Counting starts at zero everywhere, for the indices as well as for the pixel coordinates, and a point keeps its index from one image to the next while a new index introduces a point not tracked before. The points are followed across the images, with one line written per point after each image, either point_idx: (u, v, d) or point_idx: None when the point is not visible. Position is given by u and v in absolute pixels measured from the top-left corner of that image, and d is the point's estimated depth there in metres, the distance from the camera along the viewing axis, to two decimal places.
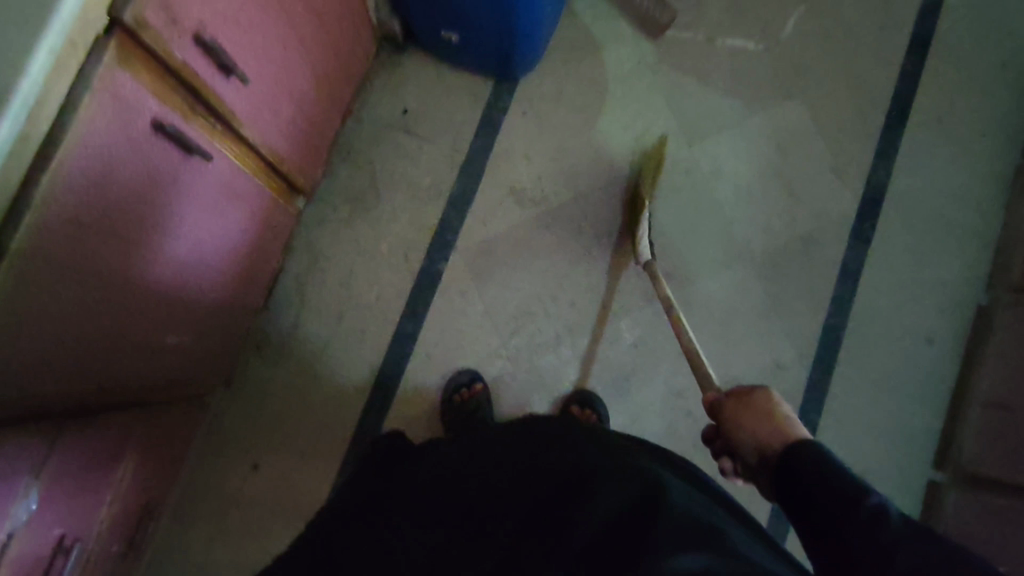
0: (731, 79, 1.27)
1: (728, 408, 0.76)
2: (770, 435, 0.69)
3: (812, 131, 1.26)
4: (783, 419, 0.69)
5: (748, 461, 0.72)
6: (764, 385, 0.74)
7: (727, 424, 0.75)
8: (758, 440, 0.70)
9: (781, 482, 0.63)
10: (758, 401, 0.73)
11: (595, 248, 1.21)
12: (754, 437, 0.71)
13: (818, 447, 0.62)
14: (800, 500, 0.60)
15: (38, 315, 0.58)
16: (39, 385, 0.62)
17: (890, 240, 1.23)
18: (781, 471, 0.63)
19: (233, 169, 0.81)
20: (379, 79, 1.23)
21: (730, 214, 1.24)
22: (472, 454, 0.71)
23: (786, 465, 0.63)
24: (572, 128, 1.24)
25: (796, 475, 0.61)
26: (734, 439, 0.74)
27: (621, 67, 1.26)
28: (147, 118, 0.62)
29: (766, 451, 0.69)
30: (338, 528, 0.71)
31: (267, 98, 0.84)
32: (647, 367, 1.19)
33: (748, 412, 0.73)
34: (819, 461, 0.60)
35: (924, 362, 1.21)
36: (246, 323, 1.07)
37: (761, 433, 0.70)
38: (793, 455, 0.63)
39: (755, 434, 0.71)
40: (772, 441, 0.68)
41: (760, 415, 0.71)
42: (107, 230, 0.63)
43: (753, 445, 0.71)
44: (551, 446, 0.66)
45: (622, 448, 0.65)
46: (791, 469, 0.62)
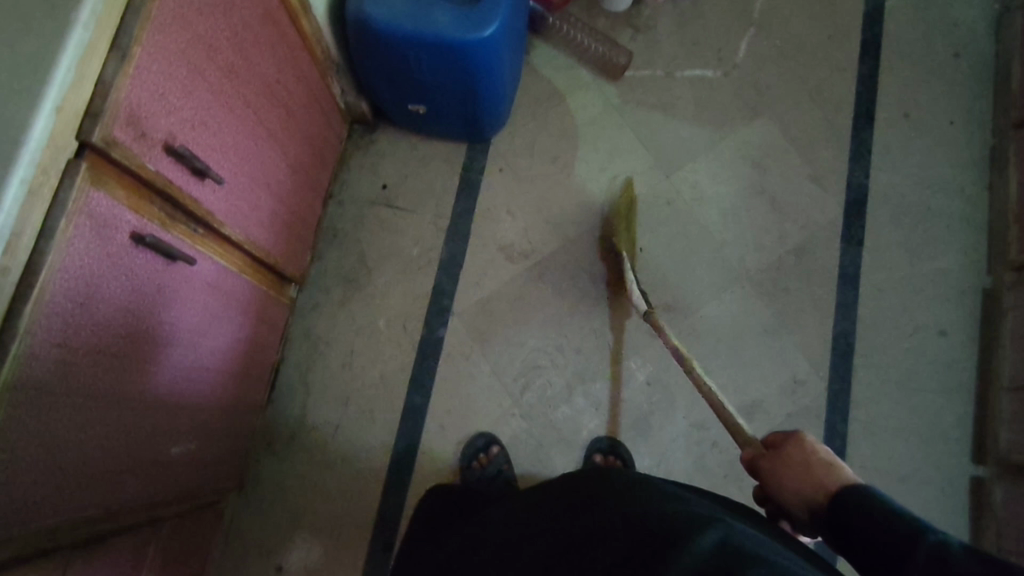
0: (695, 107, 1.29)
1: (765, 466, 0.73)
2: (810, 486, 0.66)
3: (784, 145, 1.27)
4: (820, 462, 0.67)
5: (801, 518, 0.68)
6: (795, 433, 0.71)
7: (769, 482, 0.72)
8: (799, 494, 0.67)
9: (836, 533, 0.60)
10: (793, 452, 0.70)
11: (592, 292, 1.21)
12: (796, 491, 0.68)
13: (864, 488, 0.60)
14: (854, 547, 0.58)
15: (34, 449, 0.56)
16: (42, 517, 0.60)
17: (882, 238, 1.23)
18: (832, 521, 0.60)
19: (218, 268, 0.81)
20: (355, 160, 1.25)
21: (719, 237, 1.24)
22: (513, 530, 0.67)
23: (835, 516, 0.60)
24: (551, 178, 1.25)
25: (846, 523, 0.59)
26: (780, 497, 0.70)
27: (588, 112, 1.29)
28: (125, 232, 0.62)
29: (811, 502, 0.66)
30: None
31: (245, 194, 0.84)
32: (665, 403, 1.17)
33: (782, 465, 0.70)
34: (865, 503, 0.58)
35: (942, 354, 1.18)
36: (253, 420, 1.05)
37: (802, 486, 0.67)
38: (840, 501, 0.60)
39: (796, 488, 0.68)
40: (815, 493, 0.65)
41: (798, 467, 0.68)
42: (97, 348, 0.62)
43: (799, 499, 0.67)
44: (593, 507, 0.62)
45: (670, 496, 0.63)
46: (840, 518, 0.60)
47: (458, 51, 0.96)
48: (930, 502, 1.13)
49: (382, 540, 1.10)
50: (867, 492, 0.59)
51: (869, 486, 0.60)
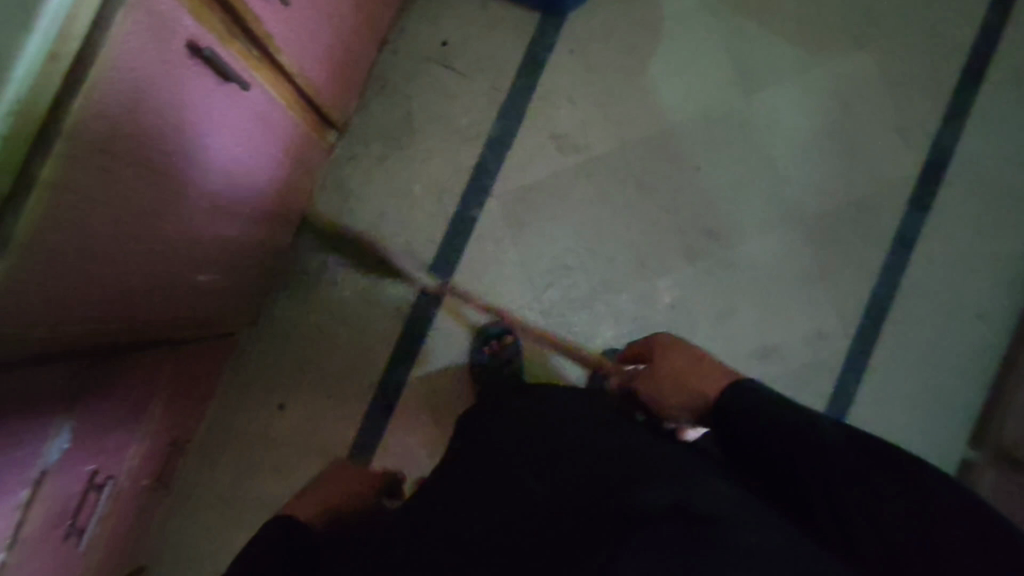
0: (796, 24, 1.17)
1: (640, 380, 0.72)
2: (692, 393, 0.66)
3: (878, 86, 1.17)
4: (689, 363, 0.68)
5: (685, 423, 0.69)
6: (657, 333, 0.73)
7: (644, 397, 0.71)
8: (679, 401, 0.67)
9: (730, 438, 0.61)
10: (660, 357, 0.70)
11: (638, 204, 1.16)
12: (677, 400, 0.67)
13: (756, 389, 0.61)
14: (759, 453, 0.58)
15: (66, 250, 0.53)
16: (66, 320, 0.58)
17: (950, 208, 1.16)
18: (724, 426, 0.61)
19: (267, 98, 0.75)
20: (418, 6, 1.14)
21: (783, 170, 1.17)
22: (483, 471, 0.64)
23: (722, 422, 0.61)
24: (622, 70, 1.16)
25: (739, 430, 0.59)
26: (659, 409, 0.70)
27: (679, 6, 1.17)
28: (183, 40, 0.56)
29: (695, 407, 0.66)
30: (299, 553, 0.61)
31: (305, 21, 0.76)
32: (684, 328, 1.15)
33: (652, 375, 0.70)
34: (754, 407, 0.59)
35: (971, 337, 1.16)
36: (275, 261, 1.03)
37: (679, 393, 0.67)
38: (724, 409, 0.61)
39: (674, 396, 0.68)
40: (695, 398, 0.66)
41: (671, 375, 0.68)
42: (137, 157, 0.57)
43: (681, 407, 0.67)
44: (570, 468, 0.60)
45: (671, 452, 0.59)
46: (730, 424, 0.60)
47: None
48: None
49: (383, 400, 1.12)
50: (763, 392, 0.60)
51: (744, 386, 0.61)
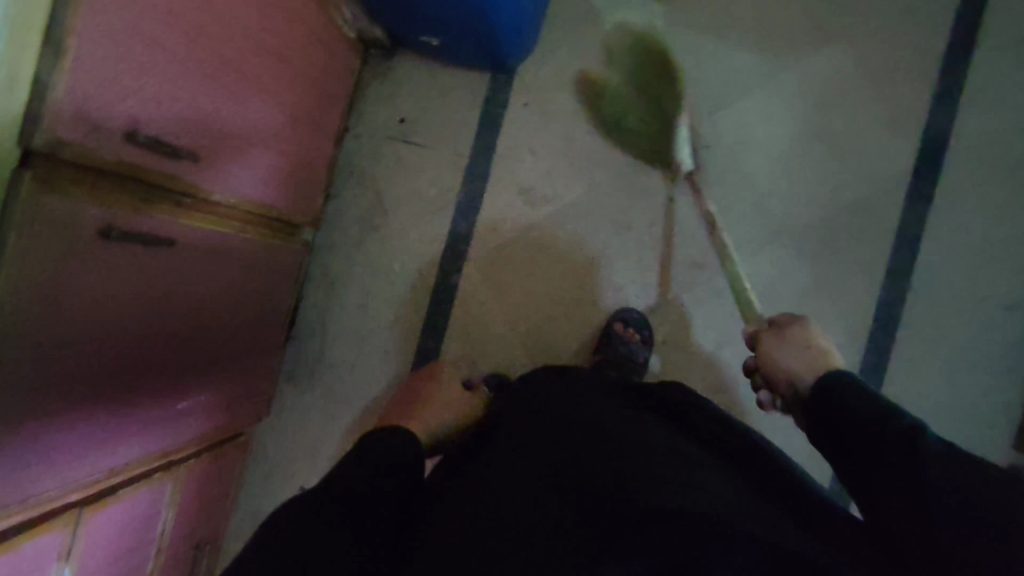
0: (756, 32, 1.11)
1: (764, 345, 0.80)
2: (803, 371, 0.74)
3: (856, 80, 1.09)
4: (818, 349, 0.75)
5: (785, 395, 0.77)
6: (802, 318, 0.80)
7: (762, 361, 0.80)
8: (789, 375, 0.75)
9: (819, 414, 0.67)
10: (792, 336, 0.78)
11: (615, 244, 1.14)
12: (786, 372, 0.76)
13: (845, 376, 0.68)
14: (834, 425, 0.64)
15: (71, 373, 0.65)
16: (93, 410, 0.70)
17: (957, 196, 1.08)
18: (817, 400, 0.68)
19: (207, 236, 0.81)
20: (372, 89, 1.18)
21: (764, 186, 1.11)
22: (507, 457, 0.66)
23: (822, 399, 0.67)
24: (578, 113, 1.15)
25: (831, 405, 0.66)
26: (769, 373, 0.79)
27: (627, 36, 1.14)
28: (92, 228, 0.61)
29: (799, 383, 0.74)
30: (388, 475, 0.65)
31: (231, 156, 0.82)
32: (680, 364, 1.14)
33: (777, 345, 0.79)
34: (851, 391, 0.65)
35: (1001, 332, 1.07)
36: (269, 359, 1.10)
37: (792, 369, 0.75)
38: (827, 390, 0.67)
39: (785, 370, 0.76)
40: (804, 377, 0.73)
41: (792, 351, 0.76)
42: (79, 335, 0.64)
43: (787, 380, 0.76)
44: (589, 454, 0.62)
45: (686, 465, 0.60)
46: (827, 404, 0.66)
47: None
48: None
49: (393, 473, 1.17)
50: (844, 380, 0.67)
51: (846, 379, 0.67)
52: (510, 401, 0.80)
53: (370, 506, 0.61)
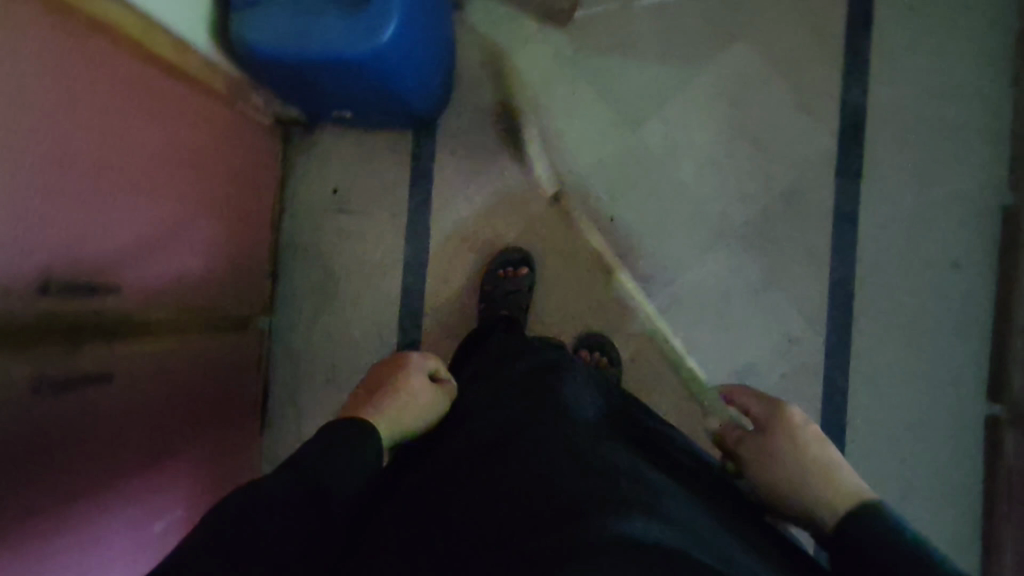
0: (661, 44, 1.14)
1: (758, 454, 0.69)
2: (813, 494, 0.62)
3: (765, 72, 1.12)
4: (821, 460, 0.65)
5: (786, 514, 0.66)
6: (786, 409, 0.70)
7: (757, 476, 0.68)
8: (800, 502, 0.63)
9: (847, 560, 0.56)
10: (786, 443, 0.67)
11: (563, 273, 1.15)
12: (794, 497, 0.64)
13: (881, 516, 0.57)
14: (859, 566, 0.55)
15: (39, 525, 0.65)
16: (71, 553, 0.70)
17: (882, 167, 1.11)
18: (844, 546, 0.57)
19: (154, 355, 0.82)
20: (300, 165, 1.18)
21: (698, 191, 1.13)
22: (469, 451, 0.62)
23: (852, 543, 0.56)
24: (505, 151, 1.16)
25: (865, 550, 0.55)
26: (767, 490, 0.67)
27: (539, 70, 1.16)
28: (27, 387, 0.62)
29: (806, 507, 0.63)
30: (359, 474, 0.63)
31: (159, 271, 0.83)
32: (652, 379, 1.14)
33: (775, 457, 0.67)
34: (886, 535, 0.55)
35: (952, 288, 1.09)
36: (241, 452, 1.10)
37: (805, 495, 0.63)
38: (854, 537, 0.56)
39: (794, 495, 0.64)
40: (818, 507, 0.61)
41: (794, 467, 0.65)
42: (41, 494, 0.65)
43: (797, 508, 0.64)
44: (543, 453, 0.59)
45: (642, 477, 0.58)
46: (854, 551, 0.56)
47: (351, 65, 0.86)
48: (939, 445, 1.09)
49: None
50: (880, 523, 0.56)
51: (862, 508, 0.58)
52: (471, 404, 0.74)
53: (342, 504, 0.61)
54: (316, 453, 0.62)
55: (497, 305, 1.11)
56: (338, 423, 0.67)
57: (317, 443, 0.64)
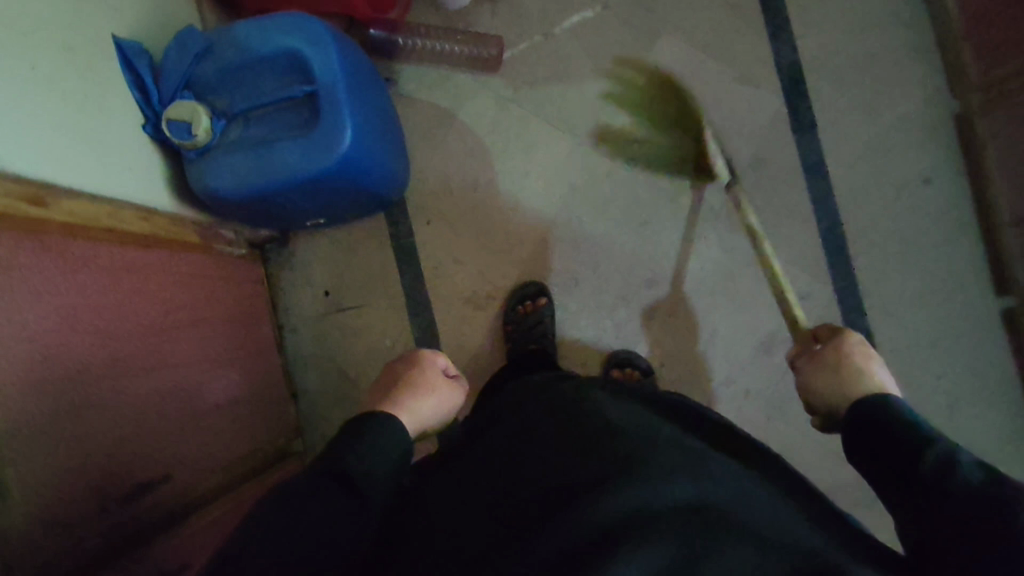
0: (592, 60, 1.17)
1: (803, 368, 0.78)
2: (841, 389, 0.70)
3: (697, 58, 1.16)
4: (853, 366, 0.72)
5: (823, 416, 0.74)
6: (845, 335, 0.77)
7: (802, 386, 0.77)
8: (828, 398, 0.72)
9: (856, 439, 0.63)
10: (828, 355, 0.75)
11: (572, 303, 1.16)
12: (826, 394, 0.72)
13: (890, 401, 0.63)
14: (870, 445, 0.61)
15: None
16: None
17: (833, 111, 1.15)
18: (852, 426, 0.64)
19: (213, 525, 0.80)
20: (285, 280, 1.17)
21: (670, 185, 1.15)
22: (491, 444, 0.64)
23: (859, 422, 0.63)
24: (478, 205, 1.17)
25: (872, 429, 0.61)
26: (808, 398, 0.76)
27: (486, 118, 1.17)
28: None
29: (835, 405, 0.71)
30: (385, 467, 0.63)
31: (196, 441, 0.82)
32: (687, 375, 1.15)
33: (815, 365, 0.76)
34: (894, 418, 0.61)
35: (933, 203, 1.13)
36: None
37: (832, 392, 0.71)
38: (862, 416, 0.63)
39: (825, 394, 0.72)
40: (841, 398, 0.70)
41: (830, 371, 0.73)
42: None
43: (826, 405, 0.73)
44: (552, 435, 0.61)
45: (649, 430, 0.60)
46: (863, 429, 0.63)
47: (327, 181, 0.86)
48: (970, 351, 1.12)
49: None
50: (885, 404, 0.62)
51: (884, 394, 0.64)
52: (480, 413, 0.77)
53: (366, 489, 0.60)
54: (347, 453, 0.62)
55: (527, 340, 1.10)
56: (362, 416, 0.67)
57: (344, 442, 0.63)
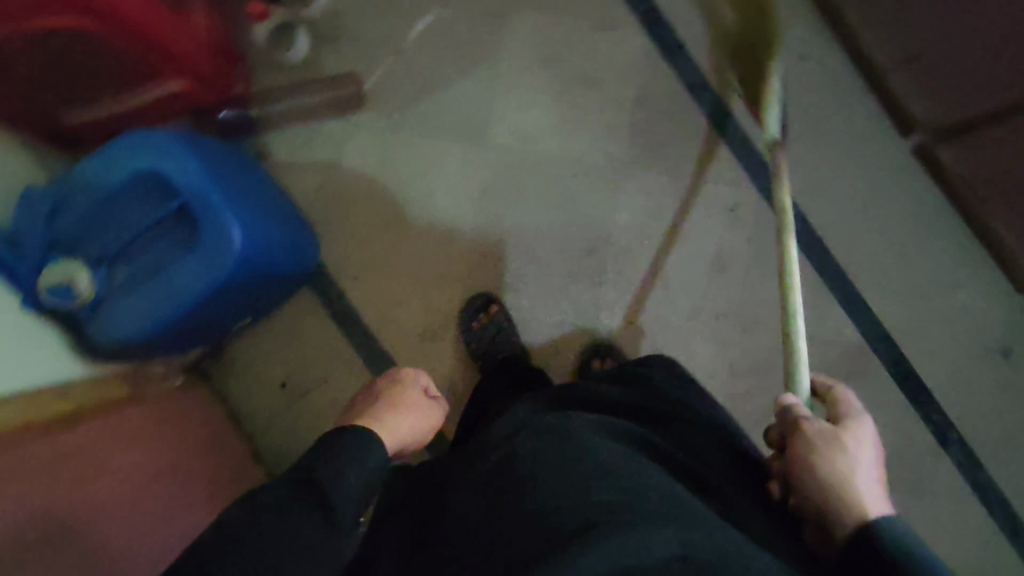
0: (452, 60, 1.15)
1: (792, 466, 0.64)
2: (834, 513, 0.60)
3: (552, 21, 1.17)
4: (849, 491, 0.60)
5: (801, 514, 0.65)
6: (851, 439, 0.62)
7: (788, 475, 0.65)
8: (817, 515, 0.61)
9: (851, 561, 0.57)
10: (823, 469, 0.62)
11: (524, 299, 1.14)
12: (815, 510, 0.61)
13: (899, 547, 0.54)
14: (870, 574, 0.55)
15: None
16: None
17: (693, 26, 1.17)
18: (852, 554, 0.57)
19: None
20: (235, 387, 1.12)
21: (572, 150, 1.16)
22: (468, 491, 0.61)
23: (865, 560, 0.55)
24: (397, 240, 1.13)
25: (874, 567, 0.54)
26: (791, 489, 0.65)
27: (372, 154, 1.14)
28: None
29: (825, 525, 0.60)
30: (360, 485, 0.58)
31: None
32: (658, 322, 1.16)
33: (806, 476, 0.63)
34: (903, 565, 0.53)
35: (814, 75, 1.18)
36: None
37: (824, 515, 0.60)
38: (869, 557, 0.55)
39: (814, 509, 0.61)
40: (832, 525, 0.59)
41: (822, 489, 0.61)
42: None
43: (812, 518, 0.62)
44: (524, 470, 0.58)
45: (617, 472, 0.59)
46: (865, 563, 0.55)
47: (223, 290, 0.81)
48: (896, 198, 1.18)
49: None
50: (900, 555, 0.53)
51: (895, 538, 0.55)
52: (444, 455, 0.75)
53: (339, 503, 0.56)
54: (321, 469, 0.57)
55: (494, 353, 1.08)
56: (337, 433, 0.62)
57: (322, 455, 0.58)
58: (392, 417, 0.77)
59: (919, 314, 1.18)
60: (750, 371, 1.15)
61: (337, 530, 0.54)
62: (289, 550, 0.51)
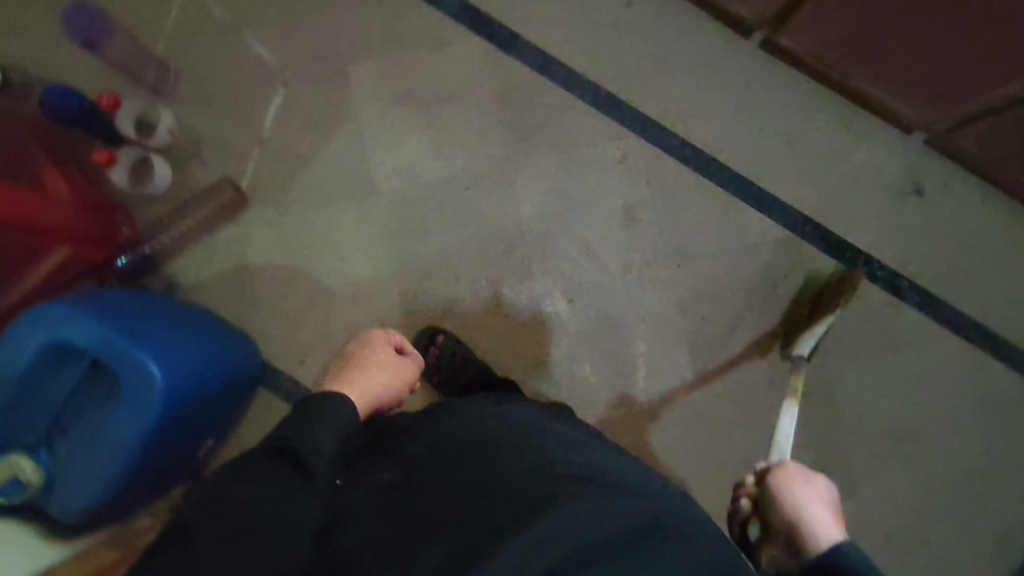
0: (314, 130, 1.18)
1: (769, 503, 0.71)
2: (802, 537, 0.64)
3: (390, 61, 1.21)
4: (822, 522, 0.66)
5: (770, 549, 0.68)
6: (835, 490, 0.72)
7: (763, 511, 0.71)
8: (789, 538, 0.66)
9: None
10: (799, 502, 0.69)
11: (467, 318, 1.17)
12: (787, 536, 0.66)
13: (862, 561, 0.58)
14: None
15: None
16: None
17: (519, 16, 1.22)
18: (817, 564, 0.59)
19: None
20: None
21: (455, 168, 1.19)
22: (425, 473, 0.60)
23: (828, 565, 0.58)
24: (329, 312, 1.15)
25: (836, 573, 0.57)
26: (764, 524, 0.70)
27: (275, 243, 1.16)
28: None
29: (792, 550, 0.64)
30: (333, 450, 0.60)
31: None
32: (596, 290, 1.18)
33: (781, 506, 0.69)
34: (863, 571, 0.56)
35: (644, 16, 1.23)
36: None
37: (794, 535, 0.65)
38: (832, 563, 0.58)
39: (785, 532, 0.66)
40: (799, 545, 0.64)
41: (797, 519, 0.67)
42: None
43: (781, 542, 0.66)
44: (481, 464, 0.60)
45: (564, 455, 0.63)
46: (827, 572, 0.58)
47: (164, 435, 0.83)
48: (763, 92, 1.23)
49: None
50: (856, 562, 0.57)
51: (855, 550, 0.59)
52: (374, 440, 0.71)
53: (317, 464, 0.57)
54: (298, 432, 0.59)
55: (458, 378, 1.10)
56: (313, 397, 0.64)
57: (296, 423, 0.60)
58: (357, 376, 0.84)
59: (830, 186, 1.22)
60: (697, 300, 1.19)
61: (311, 488, 0.55)
62: (262, 505, 0.51)
